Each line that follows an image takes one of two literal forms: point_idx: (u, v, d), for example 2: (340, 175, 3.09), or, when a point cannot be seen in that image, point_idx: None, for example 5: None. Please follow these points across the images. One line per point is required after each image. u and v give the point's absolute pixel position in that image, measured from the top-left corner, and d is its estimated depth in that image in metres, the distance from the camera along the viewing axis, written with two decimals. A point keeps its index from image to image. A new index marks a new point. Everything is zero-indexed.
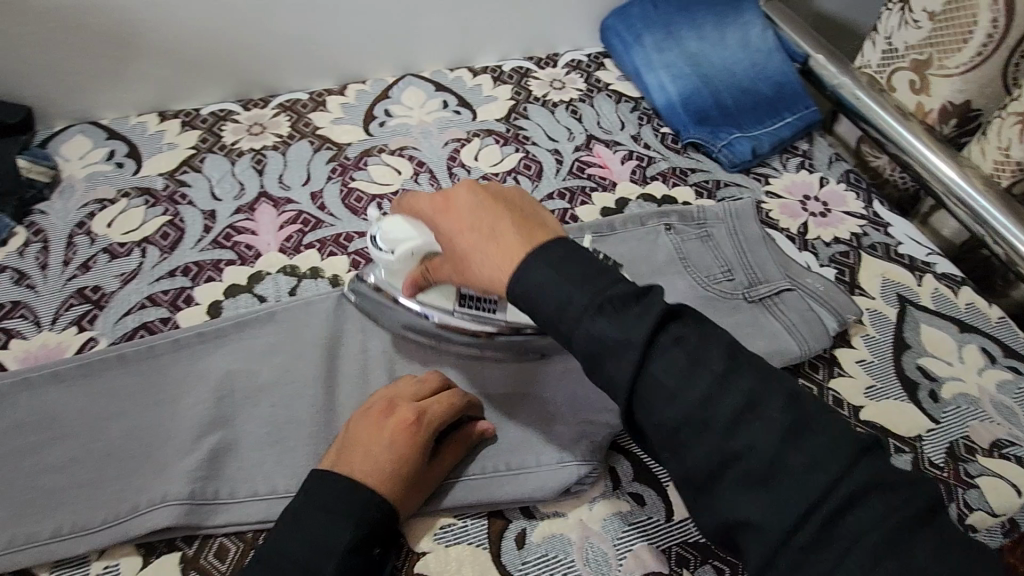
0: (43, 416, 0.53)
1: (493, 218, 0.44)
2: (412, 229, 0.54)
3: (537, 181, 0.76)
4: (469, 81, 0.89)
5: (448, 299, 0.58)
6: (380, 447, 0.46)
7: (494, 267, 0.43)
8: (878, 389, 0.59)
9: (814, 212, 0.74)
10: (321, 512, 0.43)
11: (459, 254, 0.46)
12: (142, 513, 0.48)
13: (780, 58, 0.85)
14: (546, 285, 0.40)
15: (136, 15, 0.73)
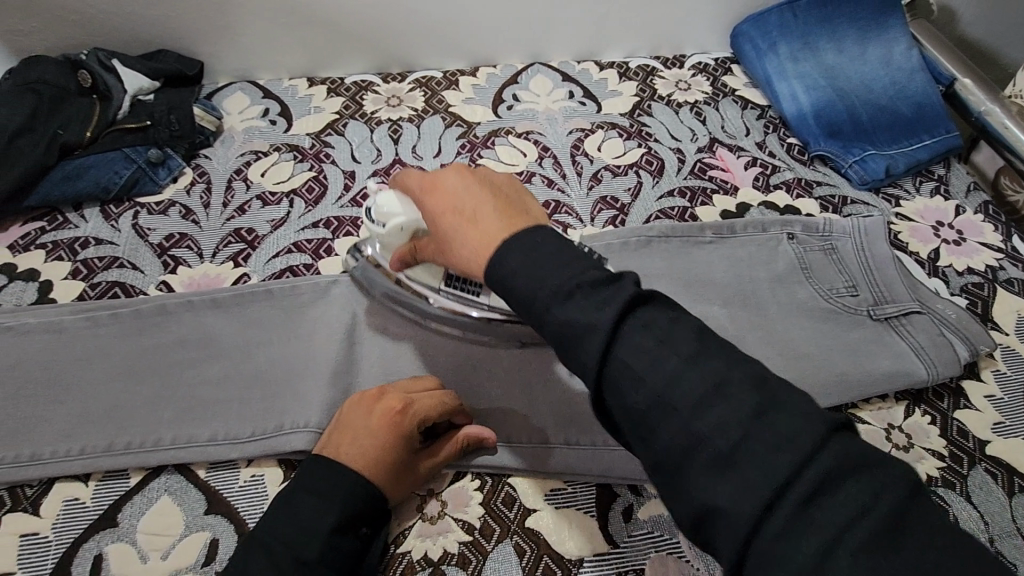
0: (205, 335, 0.59)
1: (479, 202, 0.42)
2: (401, 204, 0.52)
3: (658, 177, 0.77)
4: (595, 74, 0.91)
5: (434, 278, 0.56)
6: (388, 441, 0.47)
7: (475, 248, 0.40)
8: (1007, 426, 0.56)
9: (947, 239, 0.71)
10: (325, 483, 0.44)
11: (444, 237, 0.43)
12: (288, 434, 0.53)
13: (923, 78, 0.82)
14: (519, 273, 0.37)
15: None
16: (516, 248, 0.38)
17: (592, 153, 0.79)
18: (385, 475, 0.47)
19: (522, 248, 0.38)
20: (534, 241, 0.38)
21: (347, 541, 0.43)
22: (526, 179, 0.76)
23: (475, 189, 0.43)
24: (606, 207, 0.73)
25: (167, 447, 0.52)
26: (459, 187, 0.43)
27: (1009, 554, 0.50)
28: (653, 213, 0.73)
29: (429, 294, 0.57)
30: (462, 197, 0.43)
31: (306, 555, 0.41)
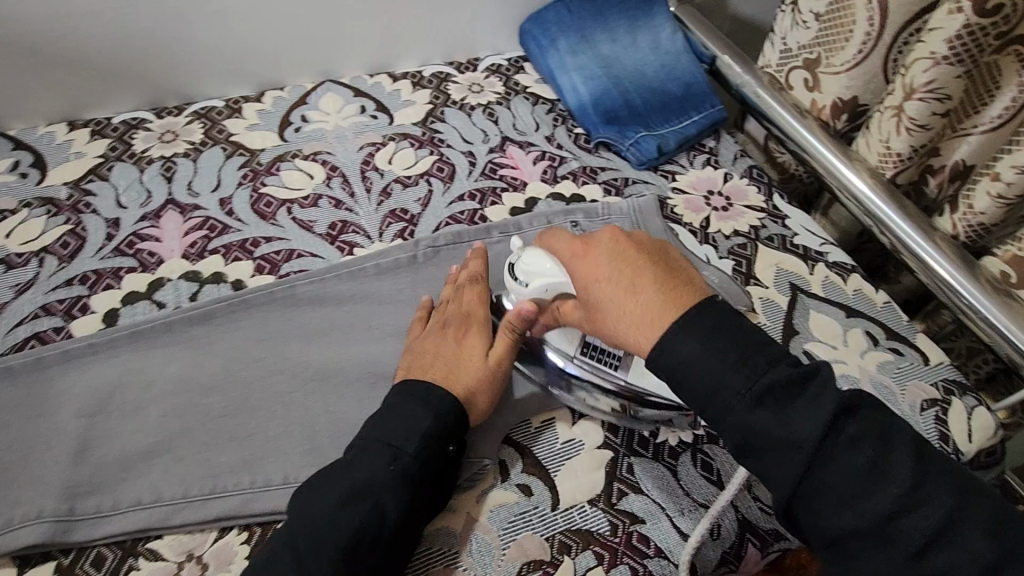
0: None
1: (634, 264, 0.45)
2: (554, 267, 0.52)
3: (449, 183, 0.77)
4: (389, 86, 0.91)
5: (569, 344, 0.56)
6: (442, 344, 0.55)
7: (637, 312, 0.43)
8: None
9: (716, 206, 0.76)
10: (410, 388, 0.50)
11: (594, 300, 0.47)
12: (21, 524, 0.48)
13: (688, 59, 0.88)
14: (692, 360, 0.41)
15: (41, 28, 0.72)
16: (692, 335, 0.42)
17: (383, 167, 0.79)
18: (443, 371, 0.53)
19: (692, 337, 0.42)
20: (700, 322, 0.42)
21: (439, 449, 0.48)
22: (313, 203, 0.74)
23: (606, 260, 0.46)
24: (395, 220, 0.73)
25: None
26: (614, 254, 0.46)
27: (763, 497, 0.53)
28: (443, 219, 0.73)
29: (563, 363, 0.57)
30: (624, 246, 0.46)
31: (401, 452, 0.47)
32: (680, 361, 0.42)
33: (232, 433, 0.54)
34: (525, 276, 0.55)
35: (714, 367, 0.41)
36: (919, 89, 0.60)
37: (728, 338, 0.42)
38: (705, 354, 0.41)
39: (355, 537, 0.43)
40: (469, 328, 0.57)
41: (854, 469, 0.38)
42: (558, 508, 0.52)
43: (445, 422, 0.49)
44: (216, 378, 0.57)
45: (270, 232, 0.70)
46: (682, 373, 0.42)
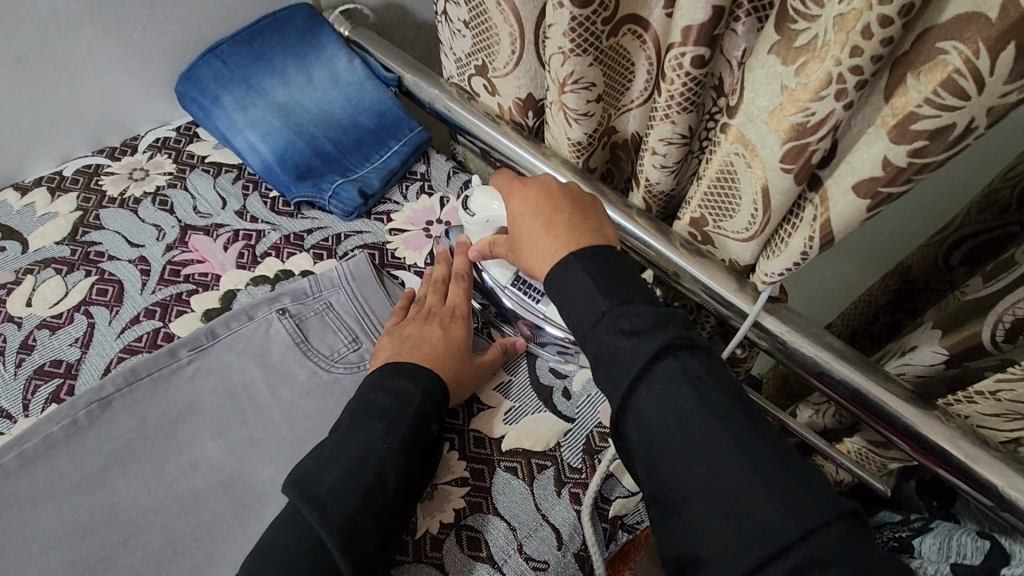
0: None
1: (557, 213, 0.53)
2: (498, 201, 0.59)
3: (117, 306, 0.63)
4: (17, 202, 0.71)
5: (505, 274, 0.62)
6: (431, 330, 0.57)
7: (545, 250, 0.52)
8: (516, 411, 0.58)
9: (438, 236, 0.72)
10: (399, 370, 0.52)
11: (519, 234, 0.55)
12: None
13: (373, 86, 0.81)
14: (583, 282, 0.49)
15: None
16: (582, 267, 0.49)
17: (19, 314, 0.62)
18: (432, 358, 0.55)
19: (578, 264, 0.50)
20: (596, 255, 0.50)
21: (424, 431, 0.50)
22: None
23: (534, 204, 0.55)
24: (46, 380, 0.57)
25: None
26: (544, 190, 0.55)
27: (535, 551, 0.50)
28: (114, 356, 0.59)
29: (498, 291, 0.62)
30: (557, 197, 0.55)
31: (397, 426, 0.49)
32: (570, 285, 0.49)
33: None
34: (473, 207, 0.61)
35: (594, 303, 0.48)
36: (567, 82, 0.60)
37: (615, 279, 0.49)
38: (596, 282, 0.48)
39: (352, 521, 0.43)
40: (453, 321, 0.59)
41: (716, 429, 0.41)
42: None
43: (433, 401, 0.52)
44: None
45: None
46: (564, 289, 0.50)
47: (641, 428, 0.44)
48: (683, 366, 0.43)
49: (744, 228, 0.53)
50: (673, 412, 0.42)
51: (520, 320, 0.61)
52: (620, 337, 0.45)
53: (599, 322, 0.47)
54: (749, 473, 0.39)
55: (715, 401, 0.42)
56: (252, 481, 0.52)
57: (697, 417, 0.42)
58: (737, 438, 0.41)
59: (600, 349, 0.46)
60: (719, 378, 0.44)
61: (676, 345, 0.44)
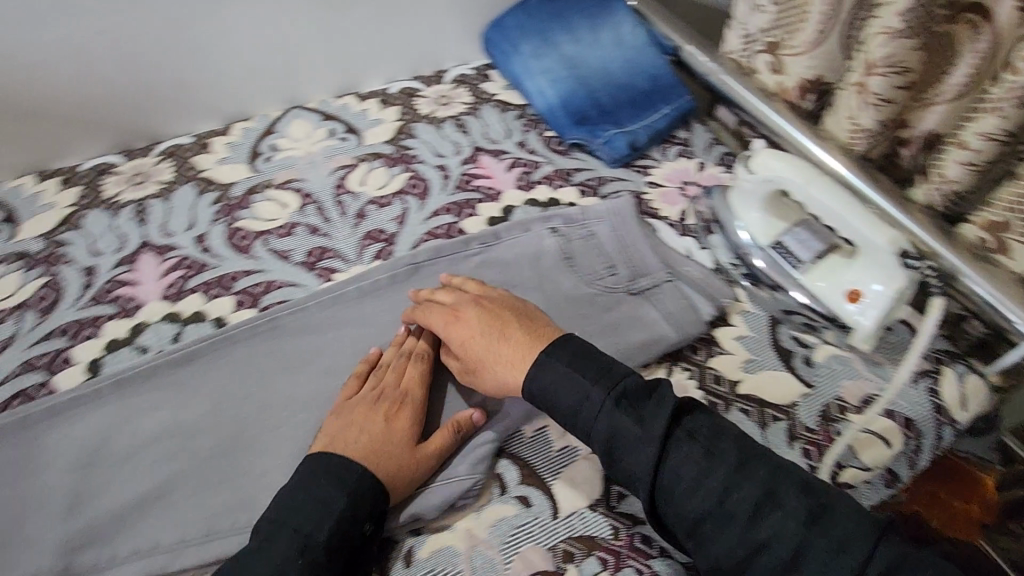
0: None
1: (504, 327, 0.56)
2: (789, 166, 0.64)
3: (424, 199, 0.77)
4: (356, 106, 0.90)
5: (766, 236, 0.66)
6: (368, 417, 0.52)
7: (502, 355, 0.54)
8: (755, 363, 0.60)
9: (692, 195, 0.76)
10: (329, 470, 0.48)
11: (470, 354, 0.56)
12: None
13: (652, 52, 0.88)
14: (559, 378, 0.51)
15: (13, 83, 0.73)
16: (561, 361, 0.51)
17: (355, 189, 0.78)
18: (364, 455, 0.50)
19: (548, 361, 0.52)
20: (581, 346, 0.53)
21: (354, 531, 0.46)
22: (288, 232, 0.73)
23: (477, 316, 0.57)
24: (372, 242, 0.72)
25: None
26: (480, 311, 0.57)
27: None
28: (420, 236, 0.72)
29: (752, 249, 0.66)
30: (486, 317, 0.57)
31: (313, 541, 0.45)
32: (563, 379, 0.51)
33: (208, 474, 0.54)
34: (755, 168, 0.66)
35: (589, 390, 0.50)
36: (879, 64, 0.61)
37: (590, 364, 0.51)
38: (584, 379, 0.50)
39: None
40: (396, 409, 0.54)
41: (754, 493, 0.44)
42: (559, 515, 0.51)
43: (351, 514, 0.47)
44: (200, 419, 0.57)
45: (248, 265, 0.70)
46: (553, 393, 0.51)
47: (672, 505, 0.46)
48: (687, 442, 0.47)
49: None
50: (703, 485, 0.45)
51: (768, 281, 0.65)
52: (626, 419, 0.48)
53: (596, 413, 0.49)
54: (778, 521, 0.43)
55: (723, 453, 0.46)
56: None
57: (714, 477, 0.45)
58: (727, 481, 0.45)
59: (598, 434, 0.48)
60: (720, 432, 0.47)
61: (675, 416, 0.48)
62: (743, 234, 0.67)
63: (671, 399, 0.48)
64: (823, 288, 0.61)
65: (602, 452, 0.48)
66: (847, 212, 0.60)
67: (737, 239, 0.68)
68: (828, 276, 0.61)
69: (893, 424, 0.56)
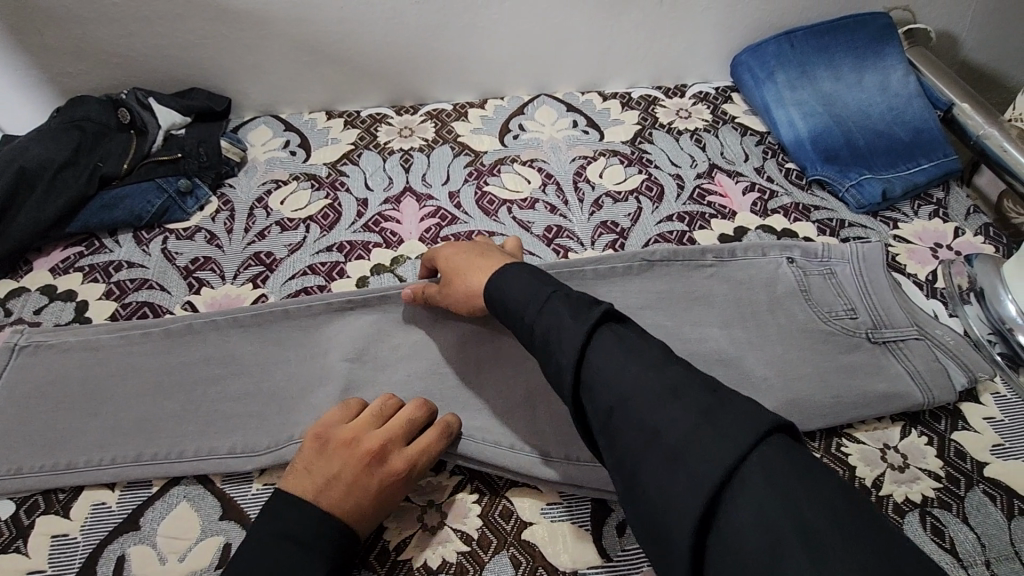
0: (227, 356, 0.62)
1: (483, 252, 0.59)
2: None
3: (657, 203, 0.79)
4: (599, 104, 0.95)
5: None
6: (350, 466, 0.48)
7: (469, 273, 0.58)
8: (1006, 448, 0.56)
9: (944, 259, 0.71)
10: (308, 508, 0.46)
11: (453, 270, 0.60)
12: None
13: (921, 104, 0.84)
14: (502, 283, 0.52)
15: (339, 33, 0.86)
16: (513, 267, 0.53)
17: (594, 180, 0.83)
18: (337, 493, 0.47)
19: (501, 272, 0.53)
20: (525, 265, 0.53)
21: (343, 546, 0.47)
22: (530, 206, 0.80)
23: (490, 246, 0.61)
24: (606, 232, 0.76)
25: (201, 456, 0.55)
26: (473, 243, 0.62)
27: None
28: (651, 236, 0.75)
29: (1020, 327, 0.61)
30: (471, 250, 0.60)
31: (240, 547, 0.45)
32: (513, 278, 0.51)
33: (455, 398, 0.59)
34: None
35: (535, 290, 0.49)
36: None
37: (535, 279, 0.50)
38: (513, 279, 0.51)
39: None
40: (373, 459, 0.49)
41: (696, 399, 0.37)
42: None
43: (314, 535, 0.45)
44: (451, 355, 0.62)
45: (493, 227, 0.77)
46: (501, 294, 0.51)
47: (593, 399, 0.41)
48: (603, 334, 0.43)
49: None
50: (643, 385, 0.39)
51: None
52: (565, 313, 0.45)
53: (536, 309, 0.47)
54: (693, 432, 0.35)
55: (643, 354, 0.41)
56: (748, 372, 0.61)
57: (634, 379, 0.39)
58: (663, 389, 0.39)
59: (541, 328, 0.45)
60: (645, 340, 0.43)
61: (601, 323, 0.43)
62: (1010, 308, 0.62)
63: (602, 308, 0.44)
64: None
65: (540, 348, 0.45)
66: None
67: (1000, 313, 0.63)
68: None
69: None
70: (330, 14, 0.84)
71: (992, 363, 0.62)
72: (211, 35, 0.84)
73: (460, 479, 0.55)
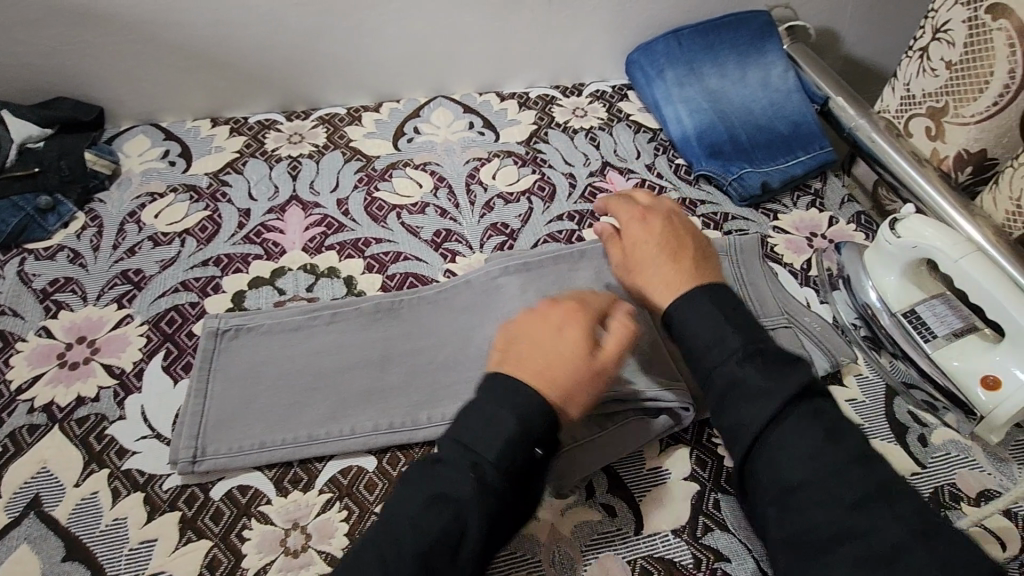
0: (234, 363, 0.60)
1: (680, 255, 0.57)
2: (937, 234, 0.59)
3: (549, 203, 0.80)
4: (496, 105, 0.94)
5: (900, 303, 0.63)
6: (566, 333, 0.51)
7: (619, 314, 0.53)
8: (864, 429, 0.58)
9: (818, 248, 0.74)
10: (502, 391, 0.47)
11: (637, 266, 0.58)
12: (321, 441, 0.55)
13: (799, 98, 0.87)
14: (700, 314, 0.52)
15: (216, 36, 0.82)
16: (706, 298, 0.52)
17: (487, 181, 0.82)
18: (545, 372, 0.49)
19: (701, 302, 0.52)
20: (716, 295, 0.53)
21: (524, 453, 0.46)
22: (420, 211, 0.78)
23: (664, 235, 0.59)
24: (495, 234, 0.76)
25: (242, 453, 0.54)
26: (659, 228, 0.60)
27: None
28: (540, 237, 0.75)
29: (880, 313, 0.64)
30: (640, 233, 0.60)
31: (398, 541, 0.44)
32: (700, 314, 0.52)
33: (327, 412, 0.57)
34: (899, 233, 0.61)
35: (725, 334, 0.50)
36: None
37: (743, 316, 0.52)
38: (716, 315, 0.51)
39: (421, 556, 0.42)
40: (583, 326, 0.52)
41: (853, 489, 0.43)
42: (641, 533, 0.52)
43: (533, 430, 0.46)
44: (325, 369, 0.60)
45: (380, 234, 0.75)
46: (687, 322, 0.52)
47: (769, 462, 0.45)
48: (783, 406, 0.46)
49: None
50: (818, 468, 0.44)
51: (892, 347, 0.62)
52: (756, 375, 0.47)
53: (727, 360, 0.49)
54: (875, 513, 0.42)
55: (845, 442, 0.45)
56: None
57: (827, 455, 0.44)
58: (867, 486, 0.43)
59: (723, 380, 0.49)
60: (843, 425, 0.46)
61: (807, 391, 0.47)
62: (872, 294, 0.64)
63: (806, 379, 0.47)
64: (958, 368, 0.58)
65: (714, 399, 0.49)
66: (989, 283, 0.56)
67: (863, 299, 0.65)
68: (957, 355, 0.59)
69: (1008, 523, 0.53)
70: (204, 16, 0.80)
71: (856, 346, 0.65)
72: (72, 42, 0.79)
73: (331, 497, 0.54)
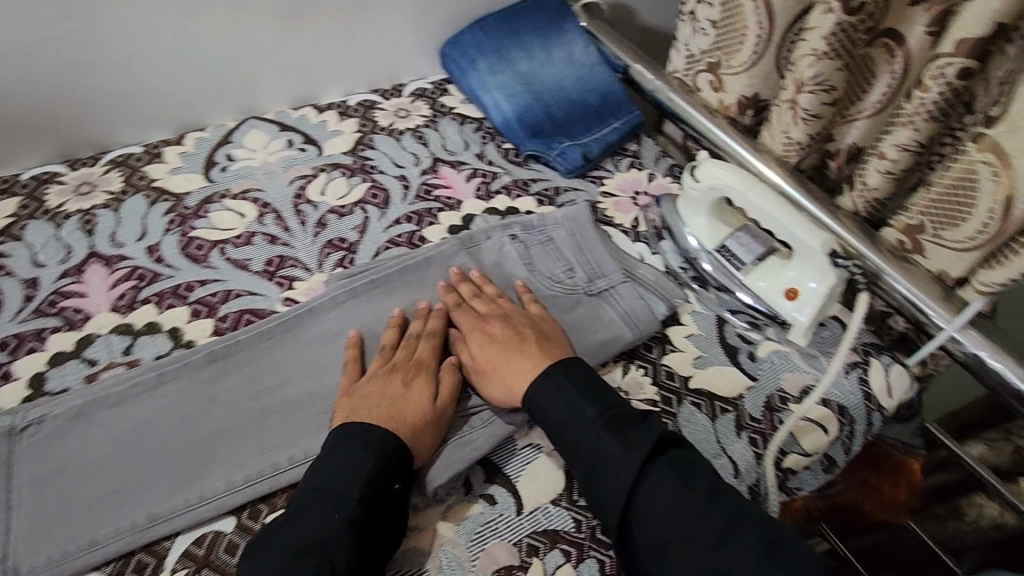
0: (40, 461, 0.52)
1: (517, 339, 0.58)
2: (729, 174, 0.65)
3: (384, 208, 0.78)
4: (314, 118, 0.90)
5: (712, 240, 0.70)
6: (387, 386, 0.55)
7: (512, 367, 0.56)
8: (704, 359, 0.64)
9: (641, 205, 0.80)
10: (354, 436, 0.50)
11: (484, 361, 0.58)
12: (157, 521, 0.50)
13: (603, 71, 0.92)
14: (556, 392, 0.53)
15: None
16: (559, 376, 0.54)
17: (316, 199, 0.78)
18: (389, 418, 0.52)
19: (553, 377, 0.54)
20: (568, 369, 0.55)
21: (386, 487, 0.48)
22: (246, 242, 0.73)
23: (498, 331, 0.59)
24: (333, 250, 0.72)
25: (69, 556, 0.48)
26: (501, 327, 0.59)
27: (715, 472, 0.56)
28: (381, 244, 0.74)
29: (699, 253, 0.70)
30: (472, 316, 0.62)
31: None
32: (548, 393, 0.53)
33: (170, 481, 0.52)
34: (697, 176, 0.68)
35: (579, 407, 0.52)
36: (808, 82, 0.66)
37: (587, 387, 0.54)
38: (571, 391, 0.53)
39: None
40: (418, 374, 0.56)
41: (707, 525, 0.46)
42: (523, 511, 0.53)
43: (393, 461, 0.49)
44: (162, 437, 0.54)
45: (204, 275, 0.69)
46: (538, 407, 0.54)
47: (641, 529, 0.48)
48: (632, 466, 0.49)
49: (969, 237, 0.59)
50: (680, 522, 0.47)
51: (715, 283, 0.69)
52: (611, 442, 0.50)
53: (586, 429, 0.51)
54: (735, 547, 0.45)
55: (698, 484, 0.48)
56: None
57: (689, 505, 0.47)
58: (715, 527, 0.46)
59: (581, 453, 0.51)
60: (699, 467, 0.50)
61: (658, 444, 0.50)
62: (692, 239, 0.71)
63: (655, 427, 0.51)
64: (765, 287, 0.65)
65: (583, 471, 0.51)
66: (773, 210, 0.62)
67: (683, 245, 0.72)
68: (765, 275, 0.66)
69: (830, 413, 0.60)
70: None
71: (688, 287, 0.70)
72: None
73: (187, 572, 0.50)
